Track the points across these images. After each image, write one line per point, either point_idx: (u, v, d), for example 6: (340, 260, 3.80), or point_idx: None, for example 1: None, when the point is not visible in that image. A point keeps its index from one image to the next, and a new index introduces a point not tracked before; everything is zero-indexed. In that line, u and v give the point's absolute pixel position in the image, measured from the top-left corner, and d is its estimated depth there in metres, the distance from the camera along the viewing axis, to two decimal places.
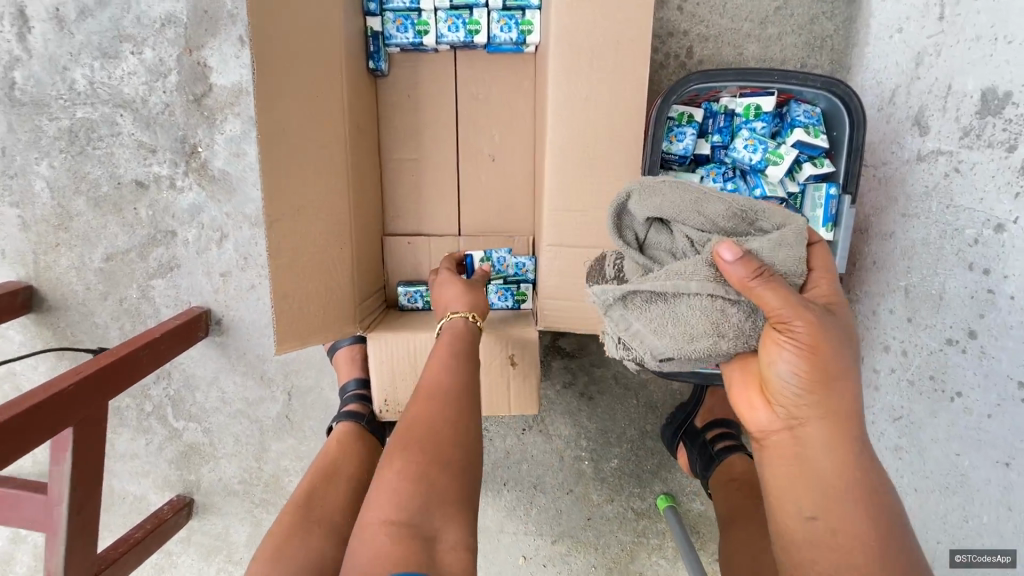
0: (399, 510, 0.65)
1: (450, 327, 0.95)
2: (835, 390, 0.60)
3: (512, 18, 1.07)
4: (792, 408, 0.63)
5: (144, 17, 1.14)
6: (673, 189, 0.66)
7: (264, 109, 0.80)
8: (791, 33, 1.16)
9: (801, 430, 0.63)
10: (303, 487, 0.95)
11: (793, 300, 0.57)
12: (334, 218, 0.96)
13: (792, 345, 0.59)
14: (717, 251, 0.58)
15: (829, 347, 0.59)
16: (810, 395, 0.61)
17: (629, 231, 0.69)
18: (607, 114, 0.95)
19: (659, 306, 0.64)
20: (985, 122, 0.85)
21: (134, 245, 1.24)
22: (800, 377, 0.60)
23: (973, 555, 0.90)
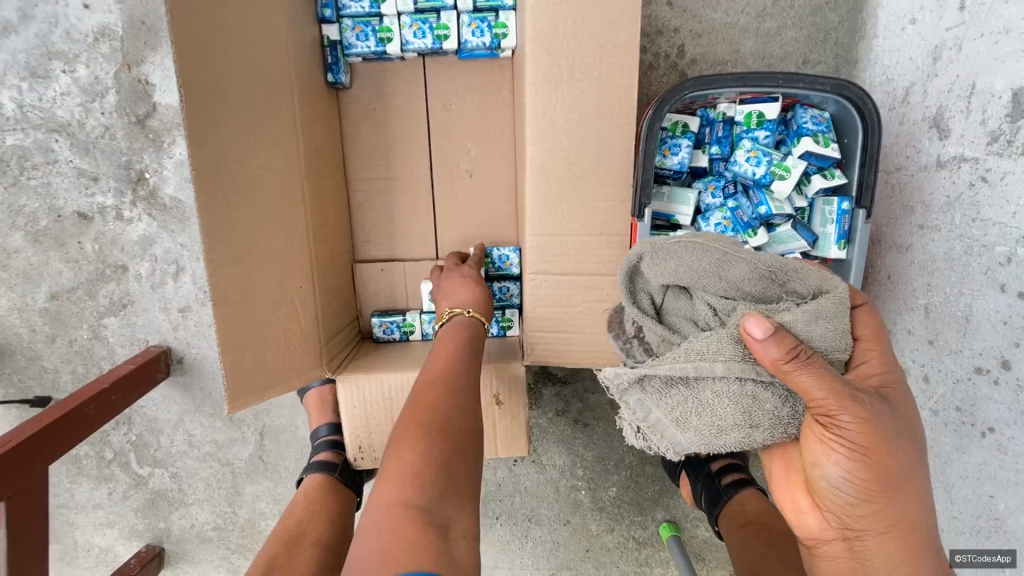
0: (419, 493, 0.53)
1: (455, 322, 0.84)
2: (895, 498, 0.53)
3: (484, 21, 0.96)
4: (844, 516, 0.56)
5: (74, 31, 1.03)
6: (691, 252, 0.64)
7: (199, 138, 0.69)
8: (791, 27, 1.06)
9: (859, 543, 0.56)
10: (265, 549, 0.83)
11: (839, 388, 0.52)
12: (290, 254, 0.86)
13: (838, 444, 0.54)
14: (745, 326, 0.55)
15: (886, 449, 0.52)
16: (868, 502, 0.54)
17: (646, 296, 0.69)
18: (594, 127, 0.84)
19: (681, 392, 0.62)
20: (1018, 127, 0.75)
21: (81, 282, 1.13)
22: (852, 482, 0.54)
23: (973, 555, 0.86)
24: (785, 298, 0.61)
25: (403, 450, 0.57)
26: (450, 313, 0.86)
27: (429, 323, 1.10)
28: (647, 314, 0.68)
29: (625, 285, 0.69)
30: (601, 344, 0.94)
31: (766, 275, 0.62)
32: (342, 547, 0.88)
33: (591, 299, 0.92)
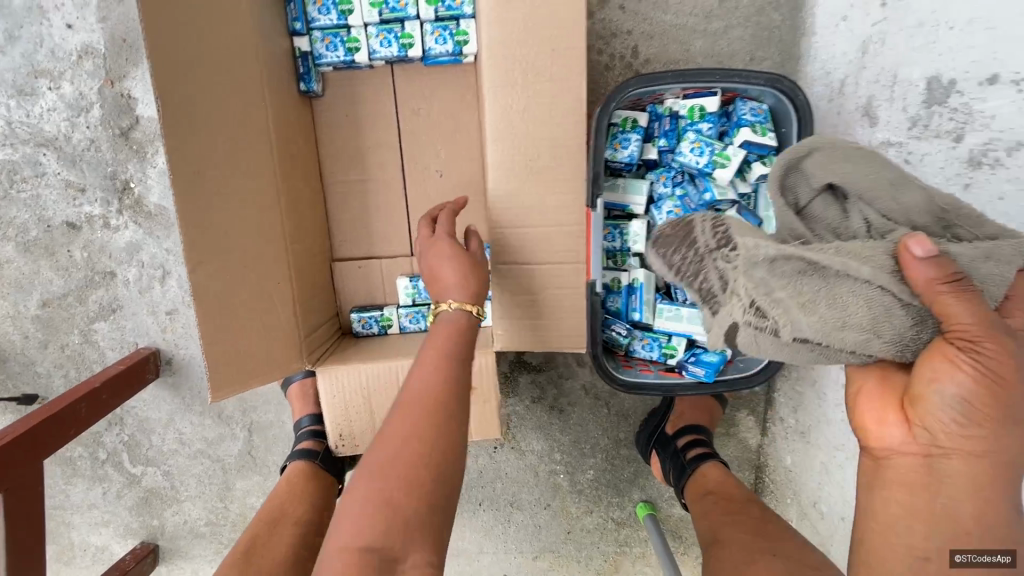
0: (370, 533, 0.56)
1: (448, 319, 0.78)
2: (1009, 431, 0.54)
3: (446, 29, 1.03)
4: (939, 436, 0.56)
5: (59, 50, 1.08)
6: (869, 167, 0.68)
7: (175, 146, 0.75)
8: (737, 26, 1.13)
9: (940, 462, 0.57)
10: (248, 531, 0.89)
11: (987, 318, 0.54)
12: (267, 254, 0.91)
13: (970, 369, 0.53)
14: (909, 245, 0.58)
15: (1017, 384, 0.53)
16: (971, 425, 0.54)
17: (792, 195, 0.72)
18: (548, 125, 0.90)
19: (813, 281, 0.62)
20: (932, 112, 0.81)
21: (71, 289, 1.18)
22: (968, 406, 0.54)
23: None
24: (945, 238, 0.63)
25: (358, 485, 0.59)
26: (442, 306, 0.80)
27: (406, 316, 1.16)
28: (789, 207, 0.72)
29: (778, 175, 0.73)
30: (566, 329, 1.00)
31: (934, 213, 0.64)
32: (321, 528, 0.94)
33: (553, 287, 0.98)
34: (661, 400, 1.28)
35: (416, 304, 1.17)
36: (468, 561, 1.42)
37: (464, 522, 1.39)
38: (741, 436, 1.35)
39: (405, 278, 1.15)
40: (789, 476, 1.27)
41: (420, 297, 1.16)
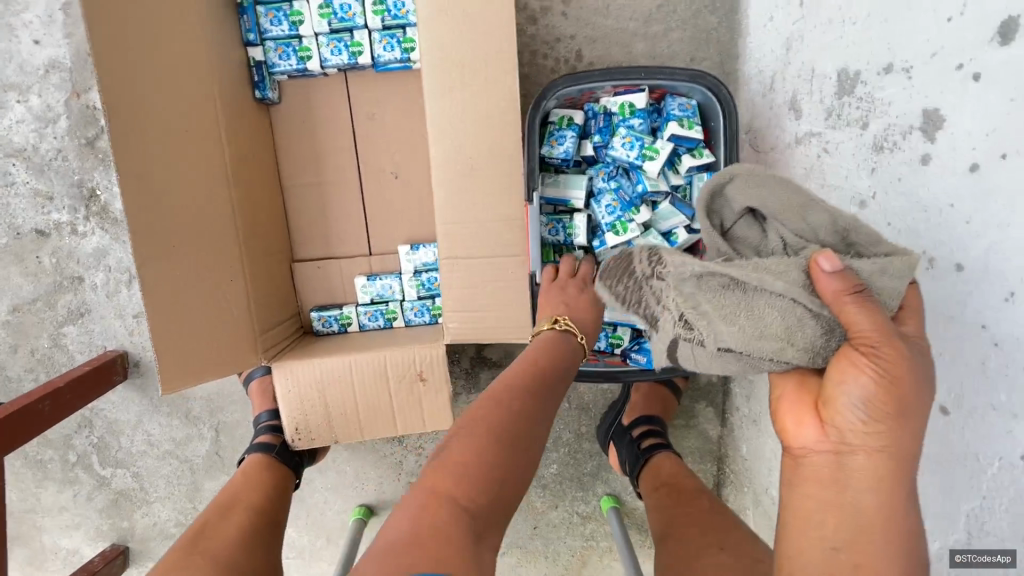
0: (476, 498, 0.57)
1: (562, 343, 0.87)
2: (906, 427, 0.53)
3: (394, 37, 1.08)
4: (847, 434, 0.54)
5: (27, 65, 1.13)
6: (782, 187, 0.66)
7: (120, 149, 0.80)
8: (676, 28, 1.18)
9: (847, 458, 0.54)
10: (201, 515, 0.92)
11: (884, 323, 0.53)
12: (217, 256, 0.95)
13: (873, 372, 0.52)
14: (817, 260, 0.56)
15: (911, 382, 0.52)
16: (875, 426, 0.53)
17: (718, 217, 0.71)
18: (485, 125, 0.95)
19: (734, 296, 0.60)
20: (843, 102, 0.85)
21: (41, 293, 1.22)
22: (872, 407, 0.53)
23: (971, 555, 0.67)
24: (849, 256, 0.62)
25: (463, 449, 0.61)
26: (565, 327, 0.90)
27: (365, 314, 1.20)
28: (715, 231, 0.70)
29: (703, 200, 0.71)
30: (513, 320, 1.03)
31: (839, 230, 0.63)
32: (274, 517, 0.96)
33: (498, 279, 1.01)
34: (620, 393, 1.29)
35: (375, 302, 1.20)
36: None
37: None
38: (701, 427, 1.37)
39: (362, 278, 1.19)
40: (745, 467, 1.29)
41: (378, 296, 1.20)
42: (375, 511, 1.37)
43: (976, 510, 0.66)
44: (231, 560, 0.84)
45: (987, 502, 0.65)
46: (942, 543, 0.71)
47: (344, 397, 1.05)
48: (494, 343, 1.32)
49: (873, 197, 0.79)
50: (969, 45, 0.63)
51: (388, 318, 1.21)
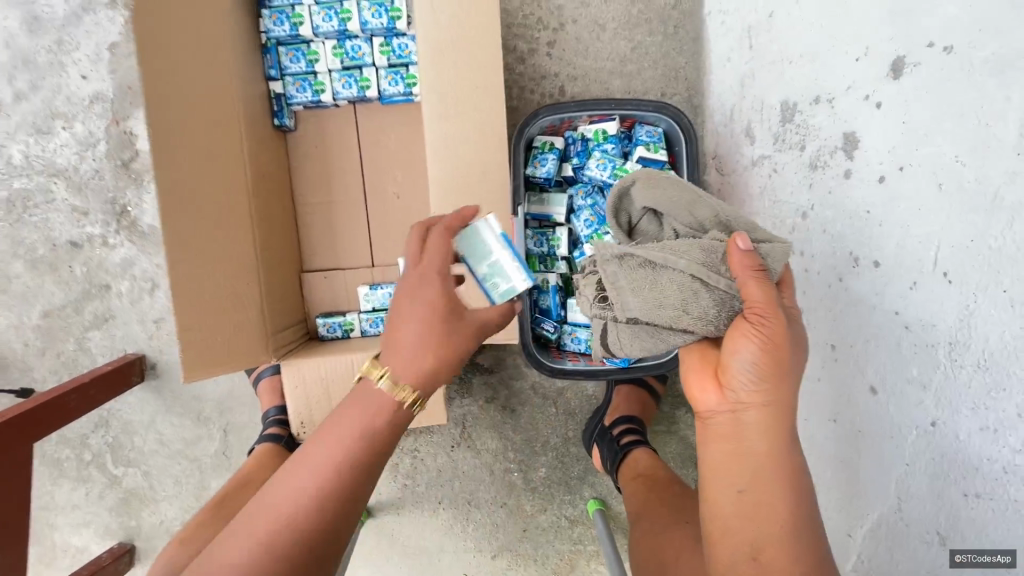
0: None
1: (377, 401, 0.69)
2: (784, 383, 0.63)
3: (398, 74, 1.23)
4: (741, 393, 0.64)
5: (74, 96, 1.28)
6: (673, 188, 0.78)
7: (161, 162, 0.92)
8: (649, 67, 1.33)
9: (743, 414, 0.64)
10: (223, 491, 1.05)
11: (774, 298, 0.64)
12: (237, 258, 1.06)
13: (760, 337, 0.62)
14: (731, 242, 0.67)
15: (789, 347, 0.63)
16: (763, 385, 0.63)
17: (626, 214, 0.83)
18: (477, 147, 1.08)
19: (646, 273, 0.71)
20: (786, 128, 0.98)
21: (71, 300, 1.33)
22: (758, 368, 0.63)
23: (971, 555, 0.66)
24: None
25: None
26: (381, 375, 0.70)
27: (366, 321, 1.30)
28: (622, 228, 0.83)
29: (612, 200, 0.83)
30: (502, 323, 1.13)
31: (723, 223, 0.75)
32: None
33: None
34: (603, 399, 1.38)
35: (375, 310, 1.31)
36: (429, 561, 1.48)
37: (425, 522, 1.47)
38: (682, 433, 1.45)
39: (364, 287, 1.30)
40: None
41: (379, 304, 1.31)
42: (372, 513, 1.47)
43: (903, 475, 0.75)
44: None
45: (910, 468, 0.73)
46: (880, 511, 0.79)
47: (345, 389, 1.14)
48: (485, 350, 1.42)
49: (811, 209, 0.91)
50: (873, 79, 0.76)
51: None
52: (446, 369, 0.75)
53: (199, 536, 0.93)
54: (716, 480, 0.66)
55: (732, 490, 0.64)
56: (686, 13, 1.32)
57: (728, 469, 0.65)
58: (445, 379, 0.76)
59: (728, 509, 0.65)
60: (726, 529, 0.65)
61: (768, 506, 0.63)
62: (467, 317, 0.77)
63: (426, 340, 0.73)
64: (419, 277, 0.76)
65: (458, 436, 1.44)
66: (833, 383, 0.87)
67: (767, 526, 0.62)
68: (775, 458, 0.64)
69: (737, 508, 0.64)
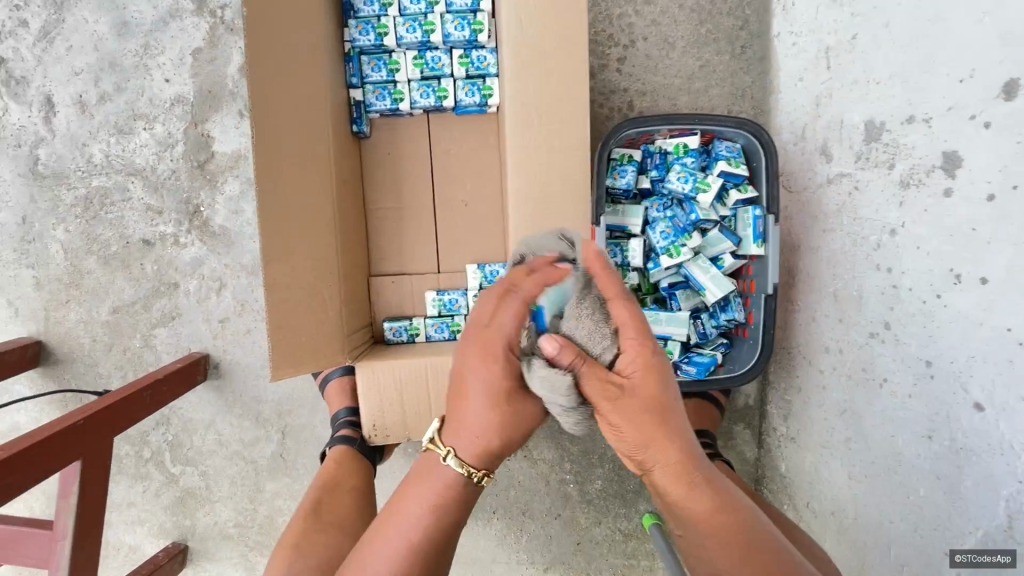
0: None
1: (443, 476, 0.70)
2: (655, 445, 0.66)
3: (475, 85, 1.26)
4: (636, 464, 0.69)
5: (157, 99, 1.31)
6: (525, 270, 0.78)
7: (259, 163, 0.95)
8: (716, 86, 1.36)
9: (652, 479, 0.69)
10: (311, 496, 1.08)
11: (596, 385, 0.65)
12: (322, 260, 1.07)
13: (609, 426, 0.67)
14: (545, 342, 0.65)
15: (638, 419, 0.65)
16: (645, 456, 0.67)
17: None
18: (558, 158, 1.10)
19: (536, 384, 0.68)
20: (872, 147, 0.99)
21: (140, 297, 1.35)
22: (627, 445, 0.67)
23: (973, 555, 0.84)
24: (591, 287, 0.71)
25: None
26: (445, 453, 0.71)
27: (432, 326, 1.31)
28: None
29: None
30: None
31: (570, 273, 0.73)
32: (372, 499, 1.11)
33: None
34: None
35: (441, 315, 1.32)
36: (481, 572, 1.48)
37: (477, 531, 1.47)
38: (739, 448, 1.41)
39: (432, 292, 1.32)
40: (785, 485, 1.32)
41: (445, 309, 1.32)
42: None
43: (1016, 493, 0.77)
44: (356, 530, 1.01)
45: None
46: (987, 529, 0.81)
47: (419, 389, 1.14)
48: None
49: (902, 226, 0.92)
50: (980, 100, 0.79)
51: (452, 331, 1.32)
52: (516, 443, 0.72)
53: (311, 543, 0.96)
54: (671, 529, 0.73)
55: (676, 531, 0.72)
56: (755, 34, 1.34)
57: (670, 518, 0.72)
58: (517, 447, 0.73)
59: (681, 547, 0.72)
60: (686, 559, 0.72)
61: (705, 546, 0.67)
62: (533, 403, 0.70)
63: (491, 427, 0.69)
64: (488, 347, 0.68)
65: None
66: (928, 401, 0.89)
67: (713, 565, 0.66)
68: (693, 504, 0.68)
69: (685, 543, 0.71)
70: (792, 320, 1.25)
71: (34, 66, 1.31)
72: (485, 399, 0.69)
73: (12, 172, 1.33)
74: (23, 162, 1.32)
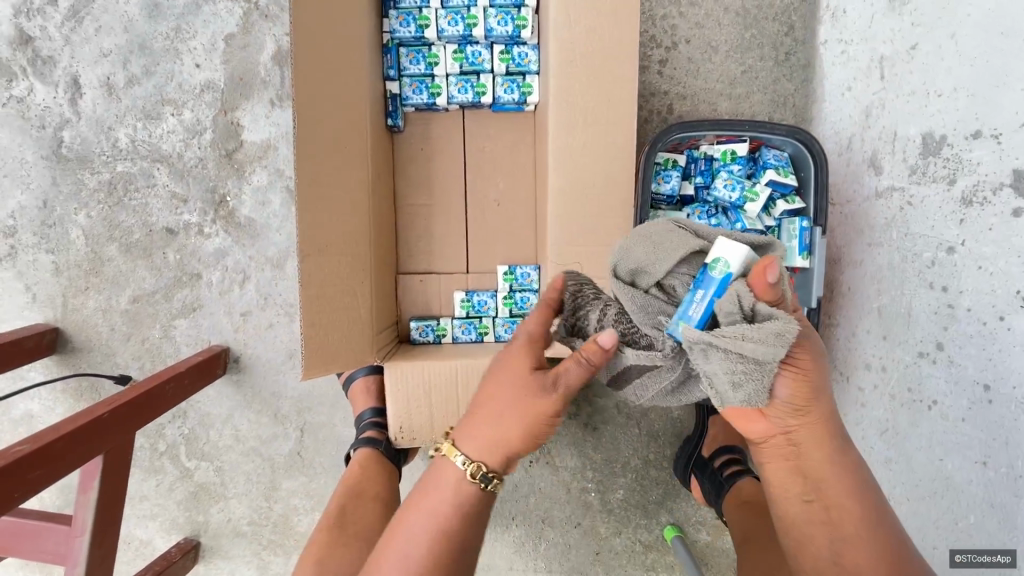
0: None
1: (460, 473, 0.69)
2: (818, 402, 0.68)
3: (514, 82, 1.22)
4: (785, 423, 0.69)
5: (186, 84, 1.28)
6: (649, 238, 0.69)
7: (301, 153, 0.91)
8: (757, 92, 1.32)
9: (794, 436, 0.70)
10: (336, 501, 1.07)
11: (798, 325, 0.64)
12: (355, 257, 1.04)
13: (791, 373, 0.65)
14: (762, 266, 0.59)
15: (816, 369, 0.66)
16: (805, 413, 0.68)
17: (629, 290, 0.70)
18: (603, 159, 1.07)
19: (741, 348, 0.59)
20: (928, 161, 0.97)
21: (161, 287, 1.31)
22: (795, 399, 0.67)
23: (972, 555, 0.90)
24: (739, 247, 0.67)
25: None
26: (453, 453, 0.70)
27: (459, 327, 1.28)
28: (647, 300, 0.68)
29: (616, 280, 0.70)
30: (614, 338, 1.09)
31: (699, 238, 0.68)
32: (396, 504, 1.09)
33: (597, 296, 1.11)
34: (694, 428, 1.34)
35: (469, 316, 1.29)
36: None
37: (495, 537, 1.44)
38: None
39: (461, 293, 1.28)
40: None
41: (473, 311, 1.29)
42: None
43: None
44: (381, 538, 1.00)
45: None
46: None
47: (448, 391, 1.11)
48: None
49: (962, 244, 0.90)
50: None
51: (480, 332, 1.29)
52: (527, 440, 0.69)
53: (333, 557, 0.95)
54: (783, 492, 0.74)
55: (800, 500, 0.73)
56: (800, 40, 1.31)
57: (790, 483, 0.73)
58: (532, 446, 0.71)
59: (799, 516, 0.73)
60: (797, 527, 0.73)
61: (840, 511, 0.71)
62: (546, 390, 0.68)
63: (500, 418, 0.69)
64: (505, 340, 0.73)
65: (537, 451, 1.41)
66: (984, 425, 0.87)
67: (846, 531, 0.71)
68: (833, 466, 0.71)
69: (810, 513, 0.72)
70: (829, 335, 1.22)
71: (61, 46, 1.27)
72: (499, 389, 0.69)
73: (35, 154, 1.29)
74: (47, 144, 1.29)
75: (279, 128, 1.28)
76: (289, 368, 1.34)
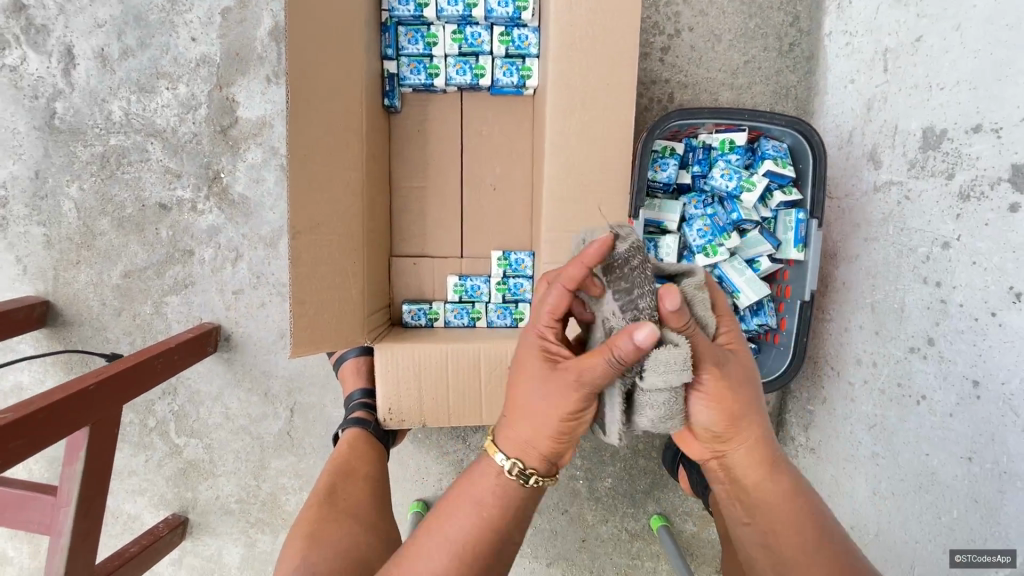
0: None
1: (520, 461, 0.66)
2: (743, 424, 0.68)
3: (513, 65, 1.21)
4: (714, 445, 0.70)
5: (181, 58, 1.26)
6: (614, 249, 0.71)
7: (294, 128, 0.90)
8: (759, 83, 1.31)
9: (727, 459, 0.71)
10: (324, 479, 1.06)
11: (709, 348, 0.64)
12: (348, 237, 1.03)
13: (701, 396, 0.66)
14: (662, 293, 0.59)
15: (734, 391, 0.66)
16: (731, 436, 0.69)
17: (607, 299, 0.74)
18: (599, 146, 1.06)
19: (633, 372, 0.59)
20: (927, 155, 0.96)
21: (153, 262, 1.31)
22: (715, 421, 0.67)
23: (972, 555, 0.87)
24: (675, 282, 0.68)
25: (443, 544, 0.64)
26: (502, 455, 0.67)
27: (452, 311, 1.28)
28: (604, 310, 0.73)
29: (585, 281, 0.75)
30: None
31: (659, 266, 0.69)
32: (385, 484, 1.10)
33: None
34: None
35: (462, 301, 1.29)
36: None
37: None
38: None
39: (454, 277, 1.28)
40: None
41: (466, 295, 1.29)
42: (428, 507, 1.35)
43: None
44: (371, 514, 1.01)
45: None
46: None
47: (438, 374, 1.11)
48: None
49: (958, 239, 0.89)
50: None
51: (472, 317, 1.29)
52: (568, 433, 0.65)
53: (324, 532, 0.94)
54: (731, 518, 0.72)
55: (741, 524, 0.71)
56: (804, 31, 1.29)
57: (733, 506, 0.72)
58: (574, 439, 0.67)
59: (746, 542, 0.70)
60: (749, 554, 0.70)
61: (778, 533, 0.67)
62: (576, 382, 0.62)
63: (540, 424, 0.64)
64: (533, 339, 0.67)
65: None
66: (971, 422, 0.87)
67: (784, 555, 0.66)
68: (767, 487, 0.70)
69: (751, 538, 0.69)
70: (821, 330, 1.22)
71: (55, 15, 1.25)
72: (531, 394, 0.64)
73: (27, 124, 1.28)
74: (40, 114, 1.28)
75: (274, 106, 1.27)
76: (281, 348, 1.33)
